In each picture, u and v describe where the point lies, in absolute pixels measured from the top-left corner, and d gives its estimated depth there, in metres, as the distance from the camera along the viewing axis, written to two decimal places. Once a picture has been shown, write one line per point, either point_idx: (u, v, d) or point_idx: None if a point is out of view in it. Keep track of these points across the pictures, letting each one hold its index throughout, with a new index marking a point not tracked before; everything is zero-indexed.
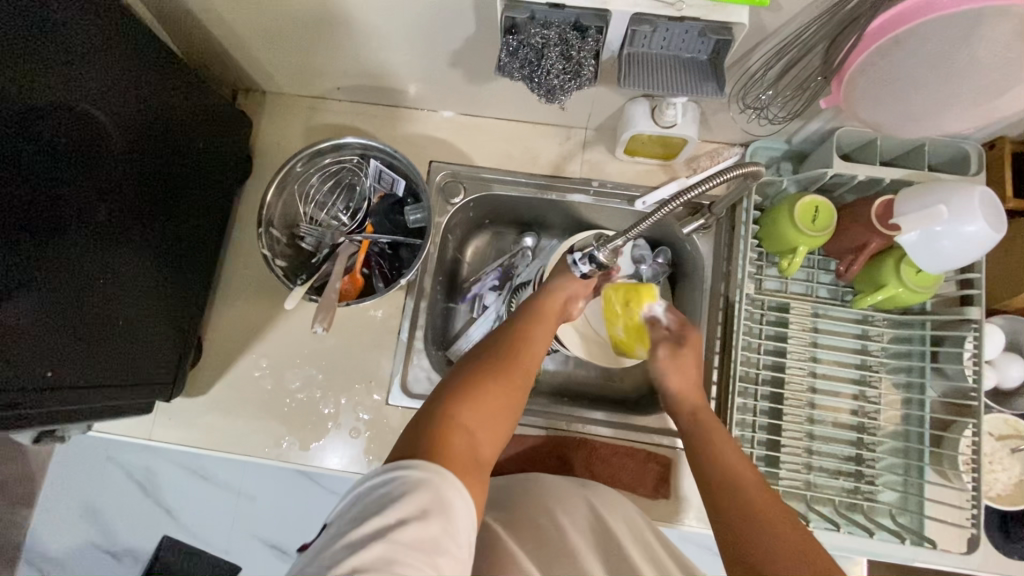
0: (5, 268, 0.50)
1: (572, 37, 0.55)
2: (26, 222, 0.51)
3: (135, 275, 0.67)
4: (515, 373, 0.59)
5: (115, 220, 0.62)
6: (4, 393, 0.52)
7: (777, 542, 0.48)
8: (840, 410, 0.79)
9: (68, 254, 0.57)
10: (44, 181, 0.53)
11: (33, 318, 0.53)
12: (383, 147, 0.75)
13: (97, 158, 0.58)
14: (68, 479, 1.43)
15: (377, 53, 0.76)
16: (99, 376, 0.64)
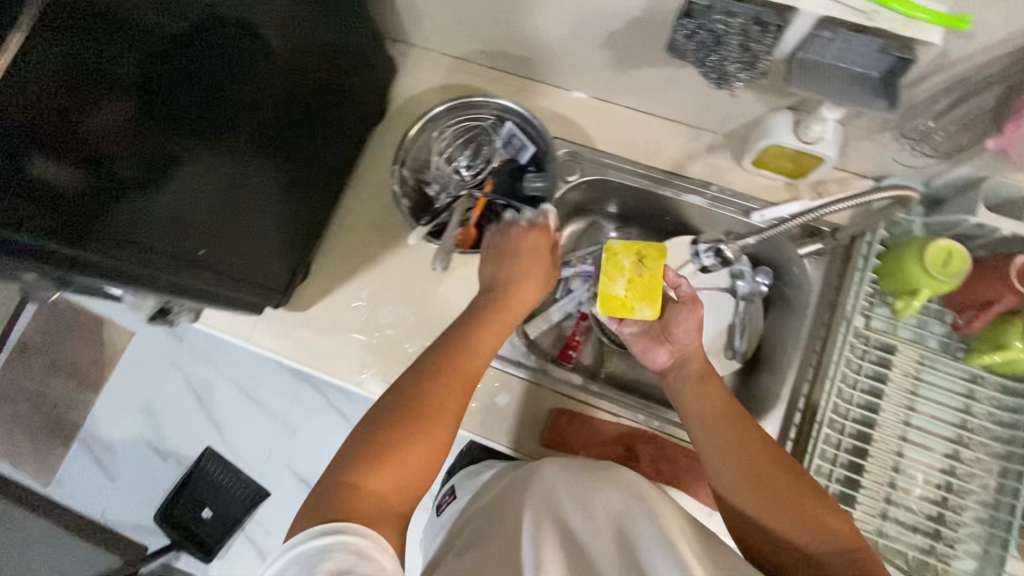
0: (174, 145, 0.55)
1: (754, 30, 0.55)
2: (196, 109, 0.56)
3: (275, 183, 0.74)
4: (439, 416, 0.61)
5: (262, 127, 0.67)
6: (153, 255, 0.57)
7: (789, 489, 0.60)
8: (929, 465, 0.75)
9: (222, 148, 0.62)
10: (216, 76, 0.57)
11: (184, 194, 0.58)
12: (523, 112, 0.78)
13: (259, 67, 0.63)
14: (137, 375, 1.73)
15: (534, 22, 0.78)
16: (231, 266, 0.70)
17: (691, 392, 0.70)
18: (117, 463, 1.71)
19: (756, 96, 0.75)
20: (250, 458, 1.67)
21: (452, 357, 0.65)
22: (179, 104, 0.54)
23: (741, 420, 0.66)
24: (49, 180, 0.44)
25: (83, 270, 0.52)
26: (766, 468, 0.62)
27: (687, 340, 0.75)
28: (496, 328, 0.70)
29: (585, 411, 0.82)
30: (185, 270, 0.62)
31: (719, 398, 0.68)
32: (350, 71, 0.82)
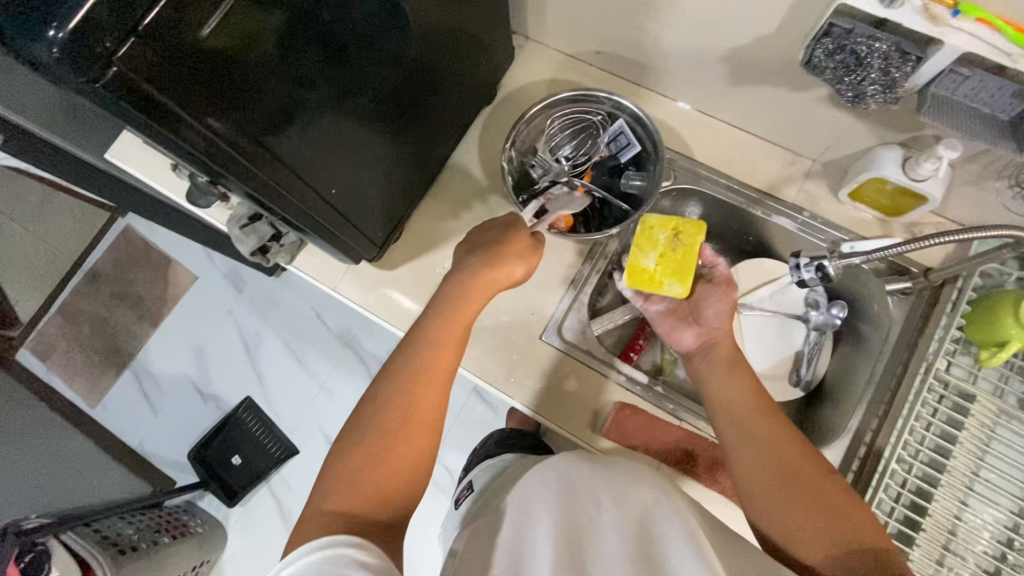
0: (323, 84, 0.61)
1: (896, 58, 0.57)
2: (348, 56, 0.62)
3: (395, 139, 0.80)
4: (412, 425, 0.65)
5: (391, 86, 0.73)
6: (291, 182, 0.63)
7: (808, 483, 0.60)
8: (995, 521, 0.74)
9: (358, 96, 0.68)
10: (369, 31, 0.63)
11: (322, 131, 0.64)
12: (636, 112, 0.81)
13: (402, 30, 0.69)
14: (193, 317, 1.80)
15: (659, 29, 0.82)
16: (350, 209, 0.77)
17: (718, 378, 0.71)
18: (160, 396, 1.78)
19: (867, 128, 0.76)
20: (285, 415, 1.70)
21: (426, 367, 0.68)
22: (337, 48, 0.60)
23: (765, 410, 0.66)
24: (226, 95, 0.50)
25: (244, 186, 0.59)
26: (788, 460, 0.61)
27: (718, 327, 0.75)
28: (455, 332, 0.70)
29: (649, 410, 0.84)
30: (315, 203, 0.69)
31: (745, 387, 0.68)
32: (475, 47, 0.87)
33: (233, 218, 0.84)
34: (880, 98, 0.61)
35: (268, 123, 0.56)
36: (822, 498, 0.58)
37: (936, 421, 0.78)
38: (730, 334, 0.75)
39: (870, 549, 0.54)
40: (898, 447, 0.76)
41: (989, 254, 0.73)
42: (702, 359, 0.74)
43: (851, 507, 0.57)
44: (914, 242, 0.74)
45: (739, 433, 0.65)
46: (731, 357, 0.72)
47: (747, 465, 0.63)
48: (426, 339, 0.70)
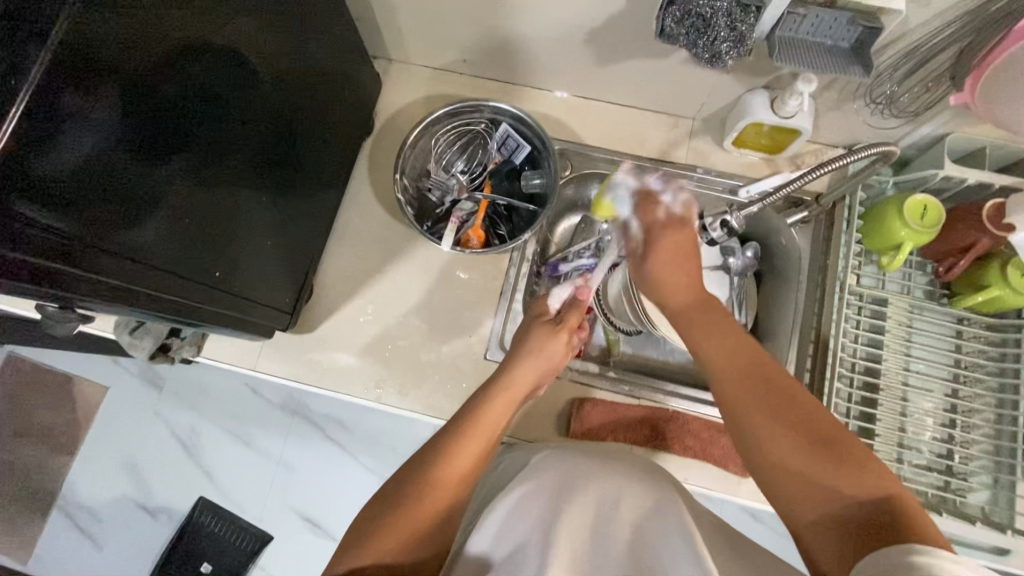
0: (176, 162, 0.55)
1: (737, 12, 0.59)
2: (195, 126, 0.56)
3: (275, 199, 0.74)
4: (453, 488, 0.57)
5: (257, 145, 0.67)
6: (160, 273, 0.56)
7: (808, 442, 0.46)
8: (932, 406, 0.80)
9: (221, 165, 0.62)
10: (212, 95, 0.58)
11: (186, 210, 0.58)
12: (517, 113, 0.80)
13: (250, 86, 0.64)
14: (112, 432, 1.63)
15: (517, 26, 0.81)
16: (243, 284, 0.71)
17: (685, 330, 0.53)
18: (100, 527, 1.60)
19: (732, 79, 0.79)
20: (247, 505, 1.58)
21: (461, 440, 0.60)
22: (181, 123, 0.54)
23: (756, 366, 0.50)
24: (46, 211, 0.44)
25: (104, 294, 0.53)
26: (783, 419, 0.48)
27: (686, 280, 0.52)
28: (482, 426, 0.62)
29: (608, 398, 0.84)
30: (199, 291, 0.63)
31: (720, 349, 0.51)
32: (337, 83, 0.82)
33: (121, 325, 0.77)
34: (733, 55, 0.62)
35: (114, 225, 0.50)
36: (836, 458, 0.46)
37: (862, 331, 0.83)
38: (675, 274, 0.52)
39: (886, 508, 0.43)
40: (837, 366, 0.80)
41: (866, 169, 0.79)
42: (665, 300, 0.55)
43: (868, 464, 0.45)
44: (802, 177, 0.77)
45: (730, 392, 0.50)
46: (702, 296, 0.53)
47: (755, 436, 0.48)
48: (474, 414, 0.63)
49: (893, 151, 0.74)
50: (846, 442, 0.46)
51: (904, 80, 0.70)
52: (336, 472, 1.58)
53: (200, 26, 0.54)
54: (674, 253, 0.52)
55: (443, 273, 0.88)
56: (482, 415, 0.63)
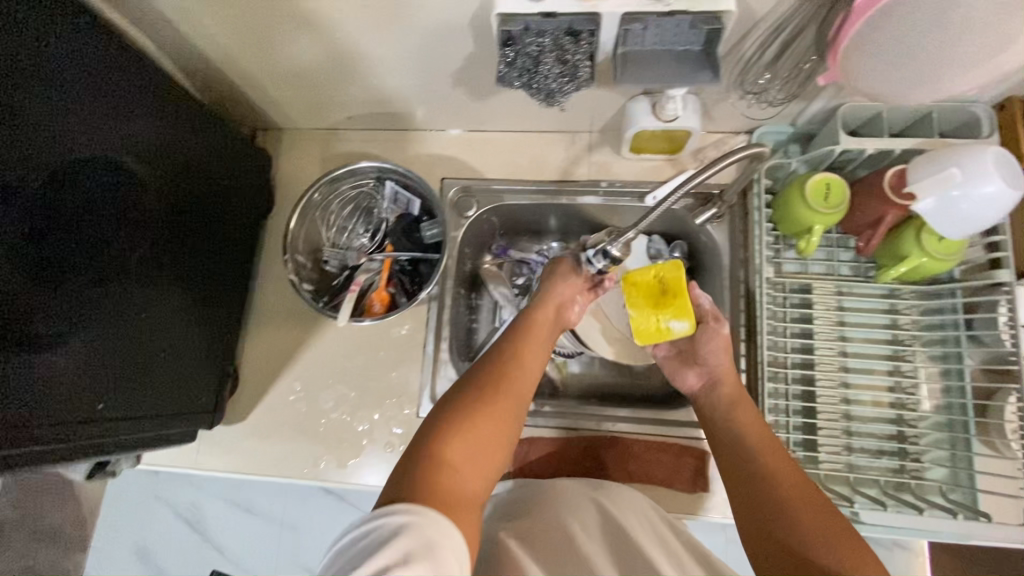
0: (51, 308, 0.55)
1: (566, 42, 0.58)
2: (65, 265, 0.57)
3: (172, 312, 0.72)
4: (497, 415, 0.57)
5: (152, 260, 0.68)
6: (51, 422, 0.56)
7: (819, 517, 0.52)
8: (877, 388, 0.78)
9: (115, 294, 0.62)
10: (84, 227, 0.58)
11: (78, 350, 0.58)
12: (397, 169, 0.79)
13: (132, 206, 0.64)
14: (118, 522, 1.65)
15: (384, 80, 0.80)
16: (135, 408, 0.67)
17: (715, 423, 0.67)
18: None
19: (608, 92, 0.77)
20: (261, 569, 1.60)
21: (512, 354, 0.64)
22: (52, 264, 0.55)
23: (774, 449, 0.61)
24: None
25: None
26: (805, 508, 0.53)
27: (736, 381, 0.70)
28: (532, 343, 0.66)
29: (547, 435, 0.82)
30: (78, 433, 0.60)
31: (753, 418, 0.65)
32: (230, 179, 0.82)
33: None
34: (571, 87, 0.62)
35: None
36: (832, 528, 0.51)
37: (791, 322, 0.80)
38: (734, 372, 0.71)
39: None
40: (769, 366, 0.77)
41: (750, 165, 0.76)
42: (726, 453, 0.63)
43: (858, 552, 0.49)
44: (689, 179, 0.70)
45: (782, 485, 0.56)
46: (726, 400, 0.68)
47: (763, 493, 0.56)
48: (508, 341, 0.65)
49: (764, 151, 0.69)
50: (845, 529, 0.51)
51: (771, 66, 0.67)
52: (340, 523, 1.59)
53: (49, 161, 0.54)
54: (728, 354, 0.72)
55: (364, 337, 0.87)
56: (524, 333, 0.66)
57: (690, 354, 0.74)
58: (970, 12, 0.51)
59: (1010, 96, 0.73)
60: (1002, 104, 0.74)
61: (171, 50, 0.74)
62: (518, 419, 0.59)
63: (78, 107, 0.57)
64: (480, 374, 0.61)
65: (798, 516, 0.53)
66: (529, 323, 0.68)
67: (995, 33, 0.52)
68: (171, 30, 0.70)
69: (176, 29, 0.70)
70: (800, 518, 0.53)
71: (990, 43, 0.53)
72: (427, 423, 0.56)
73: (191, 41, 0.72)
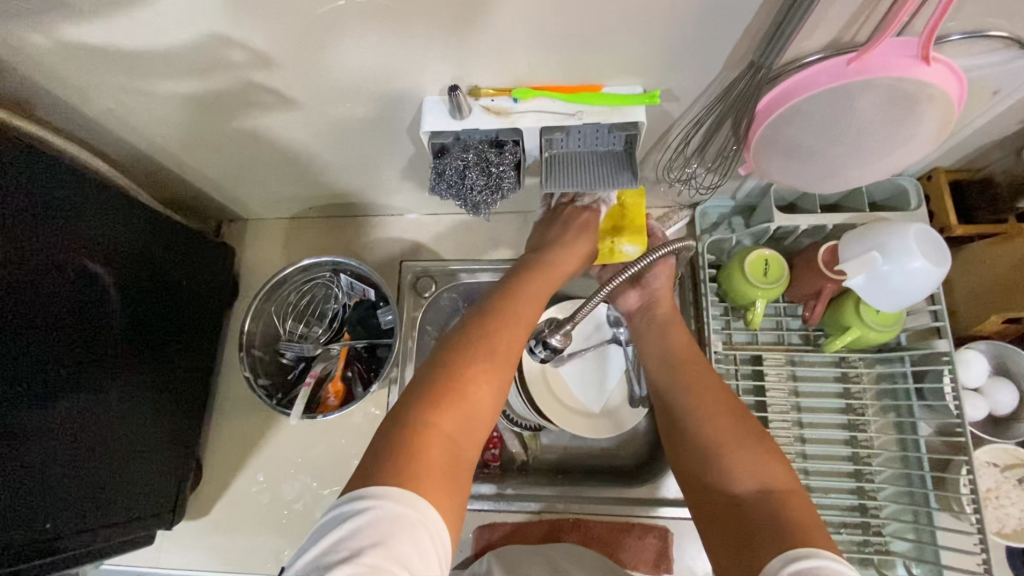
0: (10, 421, 0.56)
1: (490, 154, 0.61)
2: (26, 382, 0.58)
3: (123, 415, 0.71)
4: (482, 359, 0.56)
5: (112, 368, 0.69)
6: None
7: (733, 432, 0.59)
8: (835, 459, 0.77)
9: (72, 405, 0.63)
10: (45, 343, 0.60)
11: (29, 465, 0.58)
12: (351, 261, 0.82)
13: (94, 318, 0.66)
14: None
15: (338, 177, 0.84)
16: (83, 520, 0.66)
17: (643, 338, 0.76)
18: None
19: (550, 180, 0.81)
20: None
21: (494, 310, 0.62)
22: (15, 382, 0.56)
23: (696, 364, 0.68)
24: None
25: None
26: (724, 429, 0.60)
27: (670, 306, 0.78)
28: (537, 294, 0.66)
29: (511, 519, 0.81)
30: (25, 550, 0.59)
31: (682, 341, 0.73)
32: (181, 269, 0.81)
33: None
34: (497, 197, 0.65)
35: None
36: (757, 442, 0.58)
37: (745, 394, 0.80)
38: (670, 297, 0.78)
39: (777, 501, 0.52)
40: None
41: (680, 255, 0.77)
42: (660, 376, 0.70)
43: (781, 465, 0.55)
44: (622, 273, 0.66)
45: (706, 401, 0.63)
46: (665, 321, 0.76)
47: (688, 403, 0.64)
48: (506, 288, 0.66)
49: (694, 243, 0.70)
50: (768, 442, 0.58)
51: (697, 157, 0.71)
52: None
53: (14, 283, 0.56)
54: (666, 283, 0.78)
55: (326, 423, 0.88)
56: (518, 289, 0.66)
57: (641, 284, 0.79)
58: (861, 119, 0.54)
59: (933, 168, 0.76)
60: (928, 174, 0.78)
61: (134, 164, 0.79)
62: (508, 374, 0.57)
63: (39, 231, 0.59)
64: (468, 328, 0.60)
65: (713, 428, 0.60)
66: (533, 274, 0.68)
67: (885, 135, 0.55)
68: (132, 148, 0.75)
69: (137, 147, 0.74)
70: (715, 429, 0.60)
71: (885, 141, 0.56)
72: (422, 385, 0.54)
73: (152, 155, 0.77)
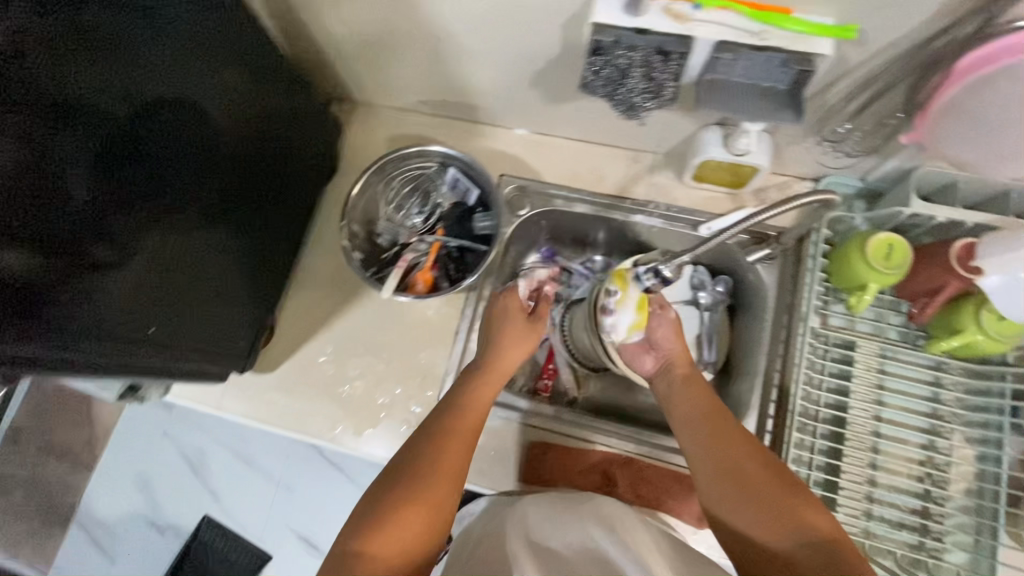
0: (133, 225, 0.56)
1: (656, 60, 0.59)
2: (151, 191, 0.58)
3: (199, 250, 0.68)
4: (430, 478, 0.59)
5: (217, 199, 0.68)
6: (105, 337, 0.57)
7: (772, 481, 0.59)
8: (907, 459, 0.76)
9: (182, 225, 0.63)
10: (173, 160, 0.59)
11: (142, 272, 0.59)
12: (462, 156, 0.81)
13: (211, 148, 0.65)
14: (123, 451, 1.69)
15: (465, 71, 0.82)
16: (176, 337, 0.68)
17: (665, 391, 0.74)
18: (115, 542, 1.66)
19: (682, 116, 0.77)
20: (250, 524, 1.62)
21: (443, 425, 0.64)
22: (142, 188, 0.56)
23: (716, 415, 0.67)
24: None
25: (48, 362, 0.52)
26: (765, 484, 0.59)
27: (679, 353, 0.76)
28: (474, 414, 0.67)
29: (562, 444, 0.82)
30: (127, 350, 0.60)
31: (702, 396, 0.70)
32: (287, 128, 0.81)
33: None
34: (655, 102, 0.64)
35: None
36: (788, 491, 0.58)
37: (828, 376, 0.78)
38: (684, 351, 0.77)
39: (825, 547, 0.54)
40: (798, 415, 0.76)
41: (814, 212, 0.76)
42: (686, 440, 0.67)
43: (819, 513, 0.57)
44: (753, 215, 0.71)
45: (732, 452, 0.63)
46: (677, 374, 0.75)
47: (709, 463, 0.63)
48: (453, 404, 0.67)
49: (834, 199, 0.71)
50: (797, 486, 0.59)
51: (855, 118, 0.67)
52: (335, 494, 1.62)
53: (154, 88, 0.55)
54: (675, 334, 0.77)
55: (399, 313, 0.89)
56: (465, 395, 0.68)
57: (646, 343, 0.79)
58: None
59: None
60: None
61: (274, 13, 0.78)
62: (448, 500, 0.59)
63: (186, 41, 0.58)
64: (408, 458, 0.61)
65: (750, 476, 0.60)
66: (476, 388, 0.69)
67: None
68: None
69: None
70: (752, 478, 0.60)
71: None
72: (354, 520, 0.56)
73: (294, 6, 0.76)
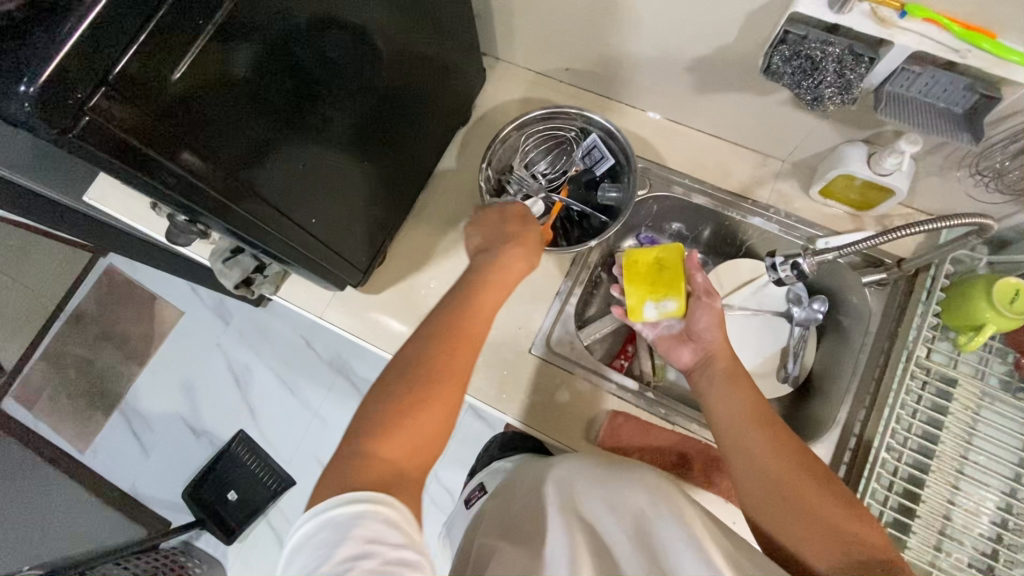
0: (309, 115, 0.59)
1: (848, 58, 0.60)
2: (327, 86, 0.60)
3: (348, 156, 0.71)
4: (427, 387, 0.59)
5: (373, 107, 0.71)
6: (283, 219, 0.62)
7: (820, 492, 0.61)
8: (987, 501, 0.75)
9: (343, 124, 0.67)
10: (347, 60, 0.62)
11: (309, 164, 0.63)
12: (606, 125, 0.83)
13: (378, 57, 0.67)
14: (178, 352, 1.76)
15: (623, 45, 0.84)
16: (325, 233, 0.72)
17: (708, 386, 0.73)
18: (152, 436, 1.72)
19: (830, 127, 0.79)
20: (279, 446, 1.65)
21: (443, 330, 0.62)
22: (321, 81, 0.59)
23: (761, 418, 0.67)
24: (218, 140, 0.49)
25: (239, 230, 0.57)
26: (815, 496, 0.61)
27: (721, 344, 0.76)
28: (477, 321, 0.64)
29: (641, 416, 0.85)
30: (293, 236, 0.65)
31: (746, 396, 0.69)
32: (440, 55, 0.83)
33: (216, 253, 0.81)
34: (838, 99, 0.64)
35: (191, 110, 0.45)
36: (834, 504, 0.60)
37: (921, 407, 0.80)
38: (725, 344, 0.76)
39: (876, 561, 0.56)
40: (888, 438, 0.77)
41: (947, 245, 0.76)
42: (728, 439, 0.68)
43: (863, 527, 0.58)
44: (887, 233, 0.74)
45: (777, 461, 0.63)
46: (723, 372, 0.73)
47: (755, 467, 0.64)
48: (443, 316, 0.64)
49: (991, 225, 0.69)
50: (843, 501, 0.60)
51: (1015, 157, 0.68)
52: None
53: None
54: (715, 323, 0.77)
55: None
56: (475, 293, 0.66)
57: (688, 335, 0.79)
58: None
59: None
60: None
61: None
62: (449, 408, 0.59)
63: None
64: (405, 371, 0.60)
65: (798, 485, 0.61)
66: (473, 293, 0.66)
67: None
68: None
69: None
70: (800, 485, 0.61)
71: None
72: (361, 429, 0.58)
73: None
